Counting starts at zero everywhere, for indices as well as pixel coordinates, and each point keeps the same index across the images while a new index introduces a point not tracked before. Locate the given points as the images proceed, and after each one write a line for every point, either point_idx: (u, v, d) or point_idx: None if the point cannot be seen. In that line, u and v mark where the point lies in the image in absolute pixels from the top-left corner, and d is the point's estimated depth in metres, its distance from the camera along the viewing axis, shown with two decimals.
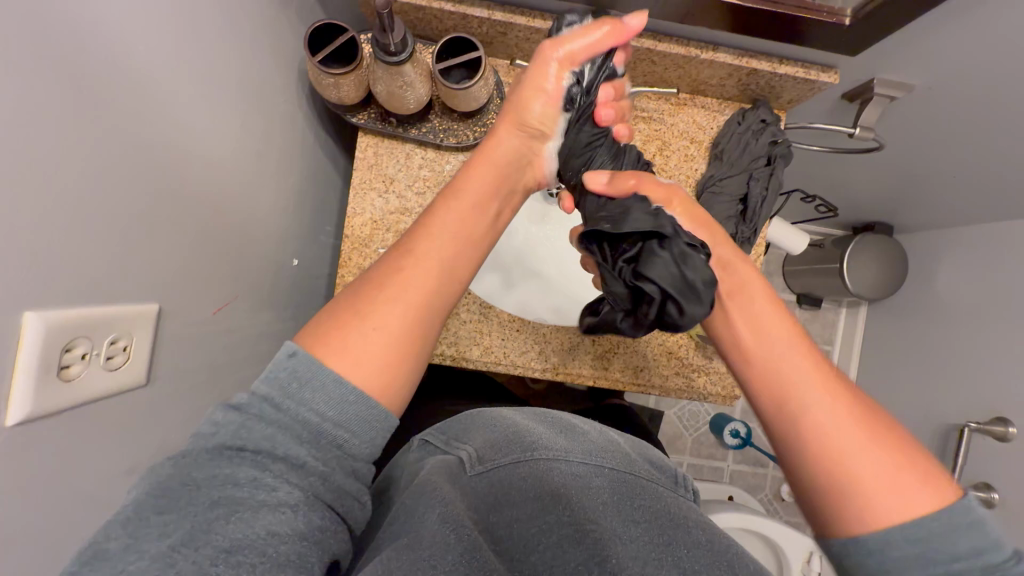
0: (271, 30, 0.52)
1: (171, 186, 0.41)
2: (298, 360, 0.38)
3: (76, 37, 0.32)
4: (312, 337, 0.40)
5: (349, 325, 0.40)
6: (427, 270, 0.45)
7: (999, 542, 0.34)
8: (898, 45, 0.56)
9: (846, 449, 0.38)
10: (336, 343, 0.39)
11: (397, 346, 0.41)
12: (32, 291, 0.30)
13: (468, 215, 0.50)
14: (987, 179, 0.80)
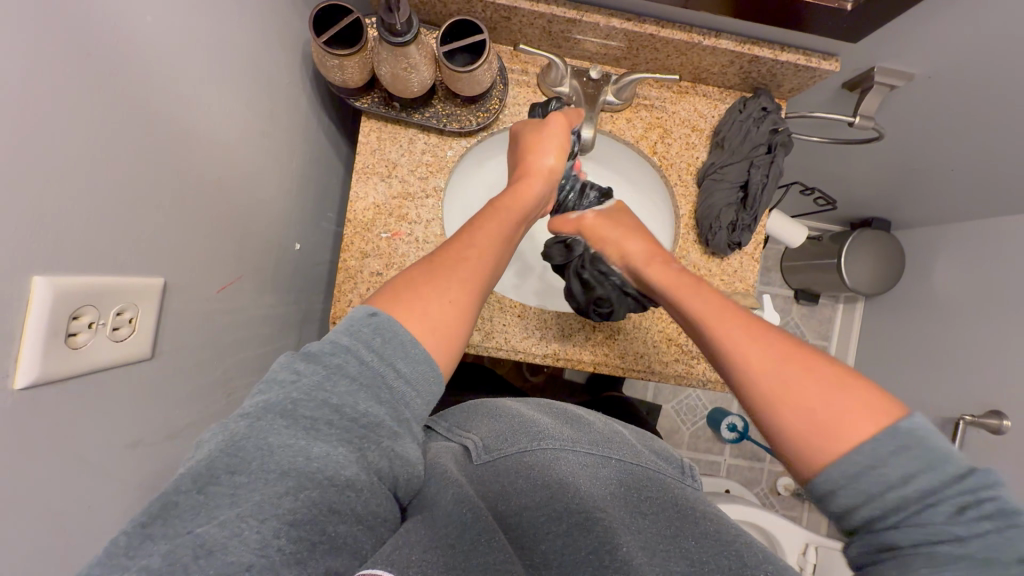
0: (276, 10, 0.52)
1: (177, 161, 0.42)
2: (381, 320, 0.42)
3: (90, 9, 0.32)
4: (389, 303, 0.44)
5: (424, 295, 0.45)
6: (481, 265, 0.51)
7: (946, 456, 0.35)
8: (900, 33, 0.57)
9: (775, 395, 0.41)
10: (417, 312, 0.44)
11: (463, 320, 0.47)
12: (40, 256, 0.31)
13: (503, 238, 0.55)
14: (985, 173, 0.81)
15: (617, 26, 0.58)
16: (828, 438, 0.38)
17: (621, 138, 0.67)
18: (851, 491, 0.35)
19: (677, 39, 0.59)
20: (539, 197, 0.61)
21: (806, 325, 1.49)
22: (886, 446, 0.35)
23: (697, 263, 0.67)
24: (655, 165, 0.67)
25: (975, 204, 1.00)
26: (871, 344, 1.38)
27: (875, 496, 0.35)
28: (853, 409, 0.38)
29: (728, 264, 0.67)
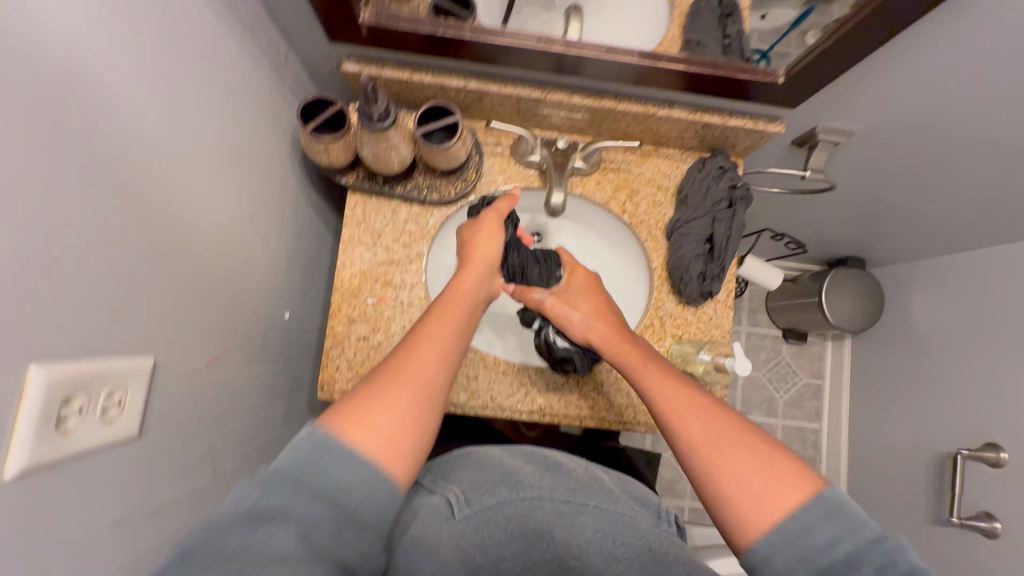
0: (268, 103, 0.57)
1: (171, 247, 0.44)
2: (325, 434, 0.37)
3: (103, 124, 0.36)
4: (340, 411, 0.39)
5: (376, 397, 0.41)
6: (432, 354, 0.46)
7: (865, 523, 0.38)
8: (833, 98, 0.63)
9: (717, 462, 0.44)
10: (362, 417, 0.39)
11: (423, 416, 0.42)
12: (37, 348, 0.33)
13: (463, 322, 0.51)
14: (932, 213, 0.87)
15: (578, 101, 0.64)
16: (762, 508, 0.40)
17: (591, 199, 0.72)
18: (787, 558, 0.38)
19: (634, 110, 0.64)
20: (481, 281, 0.57)
21: (797, 365, 1.51)
22: (816, 514, 0.39)
23: (672, 312, 0.70)
24: (626, 223, 0.72)
25: (938, 239, 1.04)
26: (862, 381, 1.38)
27: (806, 563, 0.37)
28: (782, 485, 0.41)
29: (703, 312, 0.70)
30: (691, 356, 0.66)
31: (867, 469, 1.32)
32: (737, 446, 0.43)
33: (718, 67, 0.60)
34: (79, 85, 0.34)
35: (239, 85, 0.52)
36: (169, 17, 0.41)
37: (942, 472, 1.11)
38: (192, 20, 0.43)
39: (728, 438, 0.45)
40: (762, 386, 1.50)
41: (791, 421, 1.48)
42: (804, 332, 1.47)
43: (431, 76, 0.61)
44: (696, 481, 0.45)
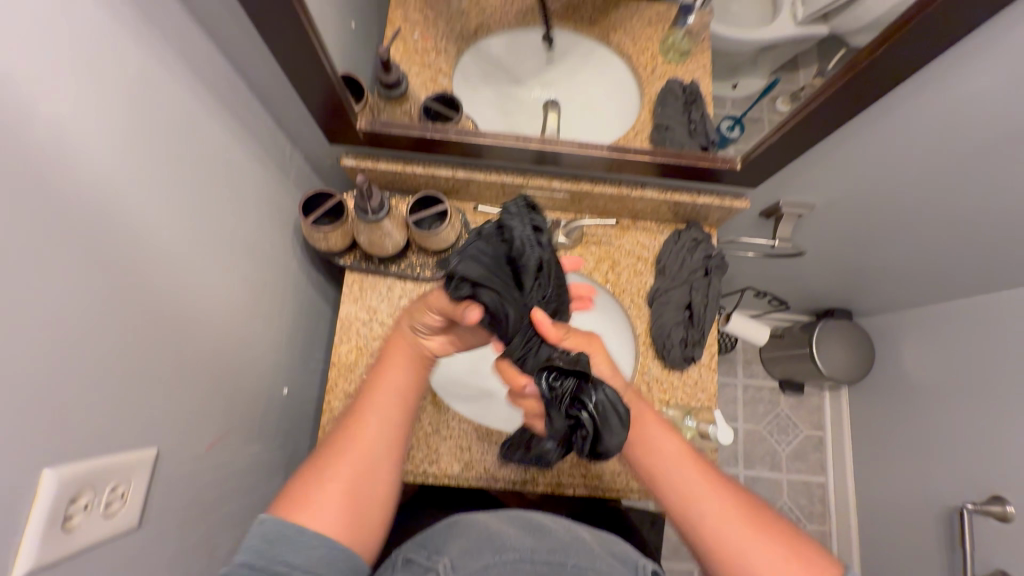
0: (274, 197, 0.63)
1: (179, 341, 0.48)
2: (274, 525, 0.43)
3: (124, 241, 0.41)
4: (286, 502, 0.46)
5: (314, 486, 0.47)
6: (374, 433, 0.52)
7: None
8: (790, 176, 0.68)
9: (734, 541, 0.47)
10: (309, 508, 0.45)
11: (361, 495, 0.49)
12: (50, 451, 0.35)
13: (398, 393, 0.56)
14: (902, 269, 0.91)
15: (558, 185, 0.70)
16: None
17: (576, 271, 0.76)
18: None
19: (610, 191, 0.70)
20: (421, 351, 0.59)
21: (797, 416, 1.50)
22: None
23: (659, 377, 0.71)
24: (610, 291, 0.75)
25: (918, 290, 1.08)
26: (863, 432, 1.37)
27: None
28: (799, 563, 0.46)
29: (688, 376, 0.72)
30: (678, 421, 0.67)
31: (878, 525, 1.29)
32: (755, 529, 0.48)
33: (679, 158, 0.67)
34: (111, 212, 0.38)
35: (248, 187, 0.57)
36: (192, 140, 0.46)
37: (952, 527, 1.08)
38: (209, 140, 0.49)
39: (743, 516, 0.49)
40: (764, 439, 1.48)
41: (796, 475, 1.46)
42: (800, 383, 1.47)
43: (422, 167, 0.67)
44: (708, 554, 0.49)
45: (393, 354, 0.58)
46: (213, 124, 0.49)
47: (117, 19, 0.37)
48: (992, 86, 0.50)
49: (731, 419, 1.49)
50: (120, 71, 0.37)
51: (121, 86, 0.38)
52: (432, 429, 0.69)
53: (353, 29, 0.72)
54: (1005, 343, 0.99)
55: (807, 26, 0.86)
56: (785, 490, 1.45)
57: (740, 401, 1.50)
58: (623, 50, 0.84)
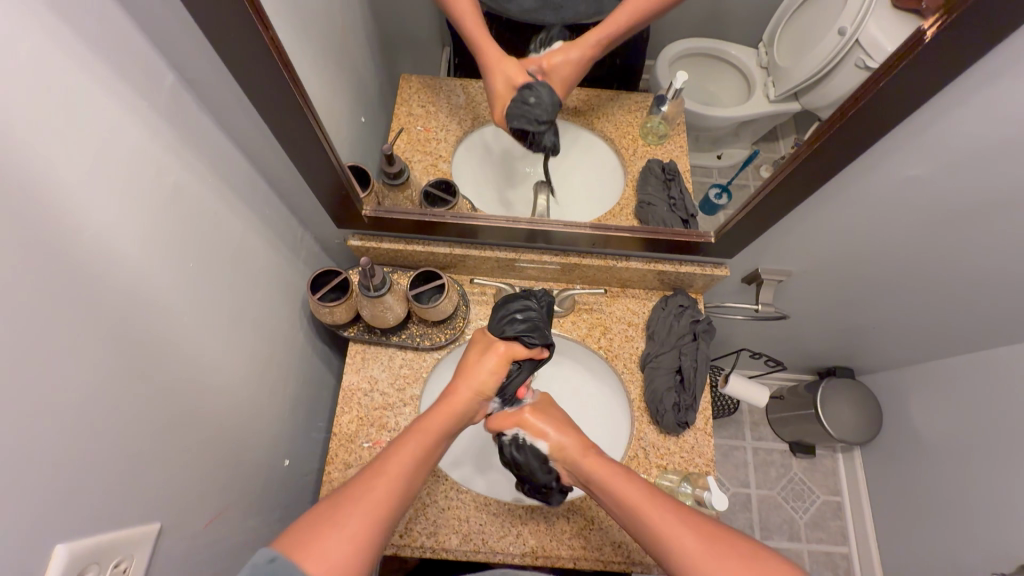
0: (285, 276, 0.68)
1: (190, 417, 0.51)
2: (278, 565, 0.41)
3: (153, 328, 0.45)
4: (291, 541, 0.43)
5: (326, 527, 0.44)
6: (396, 483, 0.50)
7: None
8: (767, 247, 0.73)
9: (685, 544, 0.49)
10: (316, 550, 0.42)
11: (370, 548, 0.45)
12: (62, 527, 0.37)
13: (427, 451, 0.54)
14: (894, 327, 0.93)
15: (548, 259, 0.75)
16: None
17: (569, 337, 0.79)
18: None
19: (597, 264, 0.75)
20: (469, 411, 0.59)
21: (812, 481, 1.45)
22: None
23: (655, 442, 0.72)
24: (602, 356, 0.78)
25: (916, 348, 1.08)
26: (883, 496, 1.31)
27: None
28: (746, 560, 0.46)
29: (684, 441, 0.72)
30: (675, 488, 0.67)
31: None
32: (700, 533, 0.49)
33: (657, 234, 0.71)
34: (143, 303, 0.43)
35: (262, 271, 0.62)
36: (214, 233, 0.52)
37: None
38: (230, 233, 0.55)
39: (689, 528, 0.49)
40: (779, 505, 1.42)
41: (817, 545, 1.38)
42: (811, 444, 1.44)
43: (421, 246, 0.74)
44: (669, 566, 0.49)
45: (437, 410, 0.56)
46: (234, 218, 0.55)
47: (163, 143, 0.43)
48: (928, 171, 0.55)
49: (743, 484, 1.44)
50: (158, 182, 0.43)
51: (158, 194, 0.44)
52: (431, 499, 0.69)
53: (361, 124, 0.80)
54: (1011, 401, 0.98)
55: (779, 105, 0.75)
56: (807, 562, 1.37)
57: (751, 464, 1.46)
58: (606, 136, 0.93)
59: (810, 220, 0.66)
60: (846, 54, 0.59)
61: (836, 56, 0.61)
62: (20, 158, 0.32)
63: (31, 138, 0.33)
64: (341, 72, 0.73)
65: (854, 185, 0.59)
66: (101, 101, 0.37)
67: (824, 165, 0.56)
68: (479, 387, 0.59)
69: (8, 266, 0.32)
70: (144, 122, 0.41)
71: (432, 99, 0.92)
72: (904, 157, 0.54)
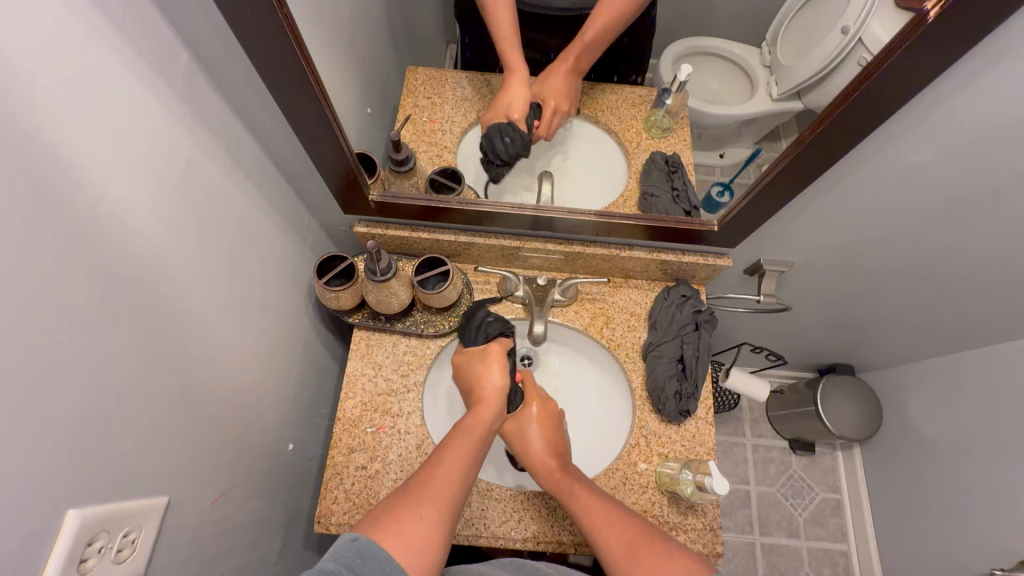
0: (291, 260, 0.69)
1: (198, 394, 0.51)
2: (361, 543, 0.44)
3: (164, 303, 0.45)
4: (369, 525, 0.46)
5: (400, 513, 0.47)
6: (456, 470, 0.53)
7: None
8: (769, 238, 0.73)
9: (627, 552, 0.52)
10: (392, 529, 0.46)
11: (444, 530, 0.48)
12: (73, 495, 0.38)
13: (481, 441, 0.58)
14: (895, 320, 0.93)
15: (552, 248, 0.76)
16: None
17: (572, 326, 0.80)
18: None
19: (600, 253, 0.76)
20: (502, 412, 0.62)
21: (811, 478, 1.45)
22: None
23: (656, 431, 0.73)
24: (605, 346, 0.78)
25: (917, 344, 1.08)
26: (882, 493, 1.32)
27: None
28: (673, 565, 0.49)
29: (685, 429, 0.73)
30: (676, 476, 0.68)
31: None
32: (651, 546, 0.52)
33: (661, 223, 0.72)
34: (156, 277, 0.44)
35: (269, 254, 0.63)
36: (224, 213, 0.53)
37: None
38: (239, 213, 0.55)
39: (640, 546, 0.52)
40: (778, 502, 1.42)
41: (816, 542, 1.38)
42: (811, 441, 1.44)
43: (426, 233, 0.75)
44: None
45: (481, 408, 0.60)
46: (243, 199, 0.55)
47: (177, 119, 0.44)
48: (929, 158, 0.56)
49: (742, 480, 1.44)
50: (171, 157, 0.44)
51: (171, 170, 0.44)
52: None
53: (368, 114, 0.81)
54: (1011, 395, 0.99)
55: (779, 104, 0.76)
56: (805, 559, 1.37)
57: (750, 461, 1.47)
58: (611, 129, 0.93)
59: (812, 209, 0.67)
60: (848, 53, 0.59)
61: (838, 56, 0.61)
62: (38, 123, 0.33)
63: (50, 104, 0.33)
64: (349, 61, 0.74)
65: (855, 173, 0.60)
66: (118, 73, 0.38)
67: (827, 151, 0.56)
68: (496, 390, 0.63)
69: (24, 230, 0.33)
70: (159, 98, 0.42)
71: (437, 91, 0.93)
72: (907, 143, 0.55)
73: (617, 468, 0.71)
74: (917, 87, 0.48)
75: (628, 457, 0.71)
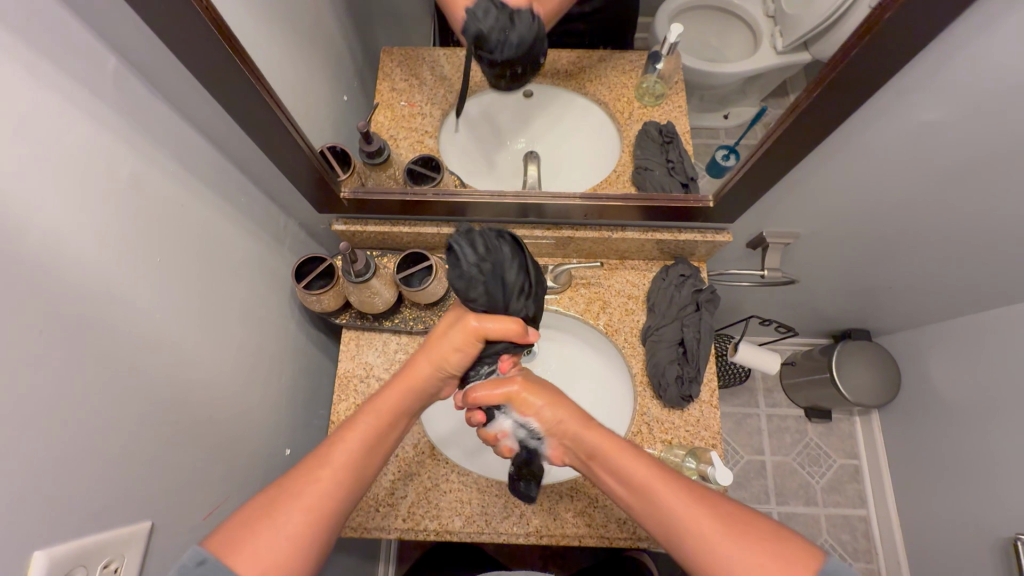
0: (269, 266, 0.66)
1: (174, 414, 0.50)
2: (209, 566, 0.40)
3: (121, 327, 0.43)
4: (223, 538, 0.43)
5: (258, 529, 0.43)
6: (342, 464, 0.49)
7: None
8: (769, 212, 0.68)
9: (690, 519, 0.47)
10: (248, 551, 0.42)
11: (308, 539, 0.45)
12: (43, 535, 0.37)
13: (382, 429, 0.53)
14: (914, 284, 0.87)
15: (541, 233, 0.72)
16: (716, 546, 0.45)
17: (568, 314, 0.77)
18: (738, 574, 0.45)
19: (592, 236, 0.72)
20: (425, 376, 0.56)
21: (828, 445, 1.42)
22: None
23: (659, 417, 0.70)
24: (602, 331, 0.75)
25: (937, 307, 1.03)
26: (903, 458, 1.28)
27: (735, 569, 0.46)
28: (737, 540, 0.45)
29: (689, 415, 0.70)
30: (680, 465, 0.65)
31: (928, 562, 1.19)
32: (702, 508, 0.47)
33: (654, 202, 0.68)
34: (107, 300, 0.42)
35: (243, 262, 0.60)
36: (186, 226, 0.50)
37: (1010, 562, 0.99)
38: (203, 224, 0.53)
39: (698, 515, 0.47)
40: (795, 471, 1.40)
41: (834, 509, 1.37)
42: (826, 409, 1.41)
43: (407, 227, 0.72)
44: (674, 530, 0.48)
45: (387, 393, 0.55)
46: (204, 208, 0.53)
47: (111, 130, 0.41)
48: (943, 115, 0.50)
49: (757, 452, 1.42)
50: (110, 176, 0.41)
51: (113, 188, 0.42)
52: (432, 482, 0.69)
53: (344, 102, 0.77)
54: None
55: (787, 57, 0.64)
56: (824, 526, 1.35)
57: (765, 431, 1.44)
58: (600, 99, 0.88)
59: (815, 176, 0.61)
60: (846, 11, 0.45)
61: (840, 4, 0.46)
62: None
63: None
64: (315, 47, 0.69)
65: (862, 132, 0.54)
66: (34, 93, 0.35)
67: (829, 112, 0.51)
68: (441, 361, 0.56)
69: None
70: (86, 112, 0.39)
71: (415, 72, 0.88)
72: (919, 99, 0.49)
73: None
74: (921, 35, 0.43)
75: None
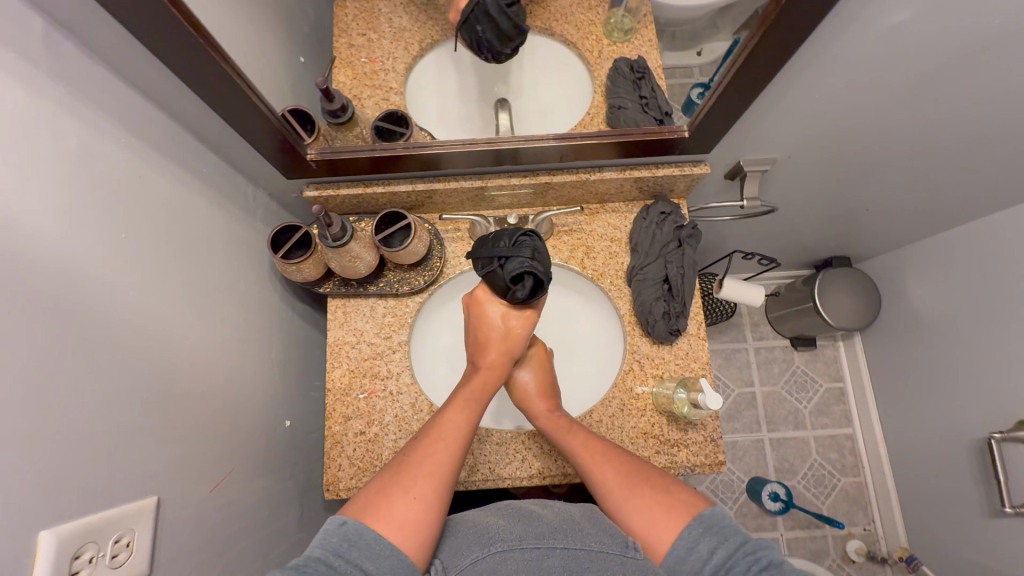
0: (244, 238, 0.65)
1: (165, 390, 0.50)
2: (350, 527, 0.44)
3: (95, 305, 0.42)
4: (360, 508, 0.46)
5: (392, 497, 0.47)
6: (456, 436, 0.54)
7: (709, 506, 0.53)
8: (745, 139, 0.68)
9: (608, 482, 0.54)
10: (386, 514, 0.45)
11: (437, 504, 0.48)
12: (45, 514, 0.38)
13: (478, 410, 0.58)
14: (892, 202, 0.88)
15: (518, 182, 0.71)
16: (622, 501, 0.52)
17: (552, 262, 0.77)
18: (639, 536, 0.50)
19: (569, 180, 0.71)
20: (503, 355, 0.63)
21: (814, 371, 1.48)
22: (696, 528, 0.47)
23: (649, 354, 0.72)
24: (589, 277, 0.76)
25: (913, 224, 1.05)
26: (884, 376, 1.34)
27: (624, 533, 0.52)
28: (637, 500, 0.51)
29: (678, 349, 0.72)
30: (672, 397, 0.67)
31: (910, 469, 1.26)
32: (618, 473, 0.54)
33: (626, 136, 0.66)
34: (76, 278, 0.41)
35: (215, 235, 0.59)
36: (149, 198, 0.48)
37: (985, 460, 1.05)
38: (166, 195, 0.51)
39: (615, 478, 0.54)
40: (784, 399, 1.46)
41: (822, 430, 1.43)
42: (810, 336, 1.45)
43: (381, 187, 0.70)
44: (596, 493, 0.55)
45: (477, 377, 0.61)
46: (166, 180, 0.51)
47: (50, 99, 0.39)
48: (912, 17, 0.49)
49: (747, 384, 1.47)
50: (58, 147, 0.39)
51: (64, 160, 0.40)
52: None
53: (301, 64, 0.73)
54: (1000, 264, 0.98)
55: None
56: (813, 448, 1.42)
57: (754, 363, 1.48)
58: (567, 40, 0.84)
59: (788, 96, 0.61)
60: None
61: None
62: None
63: None
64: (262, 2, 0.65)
65: (832, 43, 0.53)
66: None
67: (798, 23, 0.50)
68: (510, 353, 0.64)
69: None
70: (19, 81, 0.37)
71: (371, 26, 0.84)
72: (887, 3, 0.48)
73: (613, 396, 0.70)
74: None
75: (624, 383, 0.71)
